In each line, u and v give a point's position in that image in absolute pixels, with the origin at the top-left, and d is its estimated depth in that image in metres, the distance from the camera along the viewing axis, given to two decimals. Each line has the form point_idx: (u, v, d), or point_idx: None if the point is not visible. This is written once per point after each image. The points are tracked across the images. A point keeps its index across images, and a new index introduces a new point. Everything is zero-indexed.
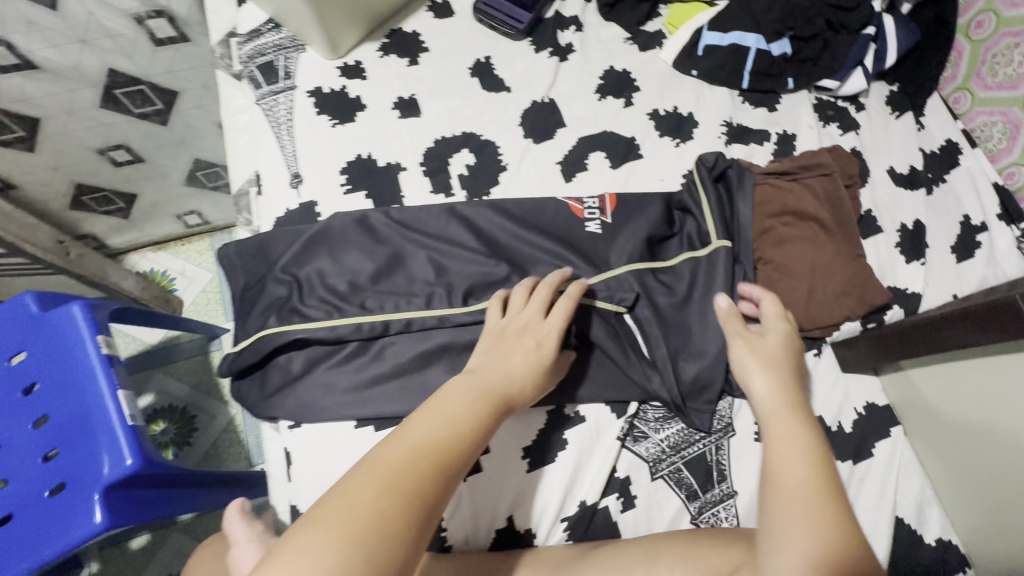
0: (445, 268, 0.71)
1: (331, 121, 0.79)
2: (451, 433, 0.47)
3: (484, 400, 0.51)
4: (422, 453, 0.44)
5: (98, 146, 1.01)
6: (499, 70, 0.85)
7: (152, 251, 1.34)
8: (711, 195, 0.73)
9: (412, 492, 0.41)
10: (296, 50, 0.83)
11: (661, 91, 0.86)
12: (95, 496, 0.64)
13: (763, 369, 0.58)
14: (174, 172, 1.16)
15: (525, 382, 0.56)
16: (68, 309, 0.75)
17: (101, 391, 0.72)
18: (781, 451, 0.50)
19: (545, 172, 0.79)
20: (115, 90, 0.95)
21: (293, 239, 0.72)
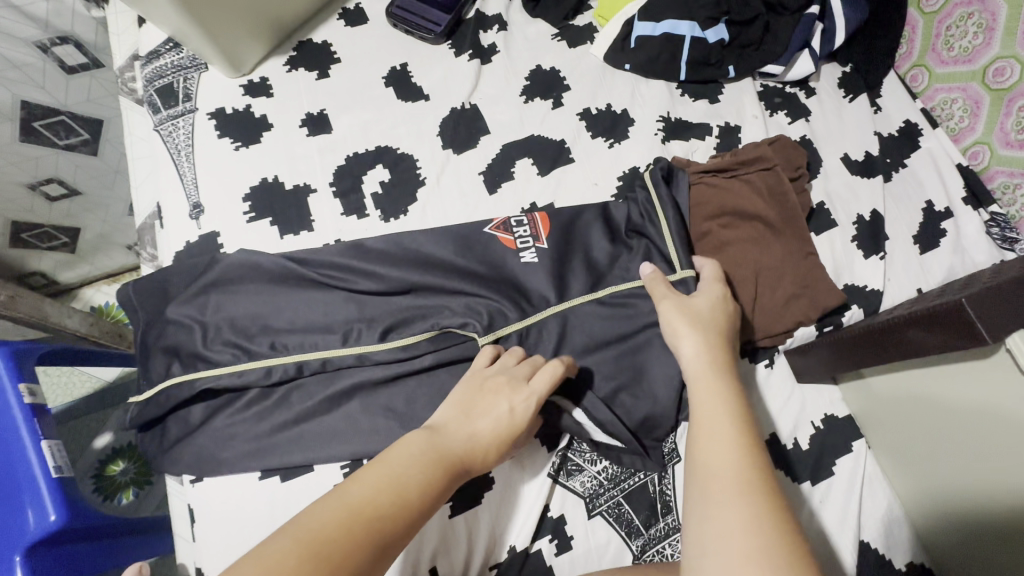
0: (353, 296, 0.65)
1: (233, 144, 0.73)
2: (397, 503, 0.41)
3: (440, 467, 0.45)
4: (356, 516, 0.39)
5: (28, 181, 0.94)
6: (417, 77, 0.79)
7: (107, 284, 1.26)
8: (672, 213, 0.66)
9: (339, 568, 0.36)
10: (196, 70, 0.77)
11: (593, 88, 0.80)
12: (16, 558, 0.63)
13: (692, 330, 0.53)
14: (114, 204, 1.11)
15: (488, 453, 0.50)
16: None
17: (23, 445, 0.70)
18: (704, 413, 0.47)
19: (467, 185, 0.74)
20: (33, 123, 0.88)
21: (192, 274, 0.66)
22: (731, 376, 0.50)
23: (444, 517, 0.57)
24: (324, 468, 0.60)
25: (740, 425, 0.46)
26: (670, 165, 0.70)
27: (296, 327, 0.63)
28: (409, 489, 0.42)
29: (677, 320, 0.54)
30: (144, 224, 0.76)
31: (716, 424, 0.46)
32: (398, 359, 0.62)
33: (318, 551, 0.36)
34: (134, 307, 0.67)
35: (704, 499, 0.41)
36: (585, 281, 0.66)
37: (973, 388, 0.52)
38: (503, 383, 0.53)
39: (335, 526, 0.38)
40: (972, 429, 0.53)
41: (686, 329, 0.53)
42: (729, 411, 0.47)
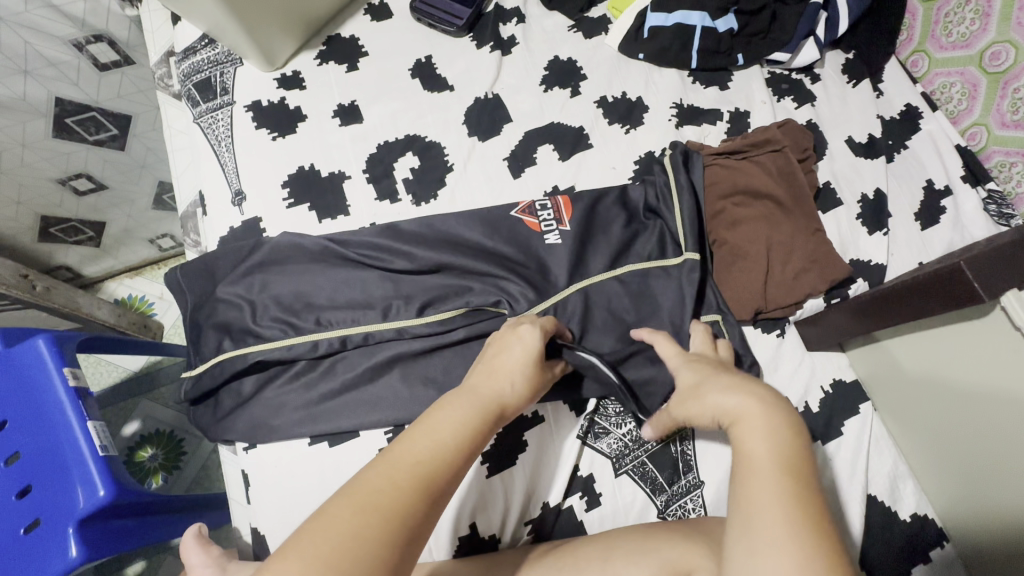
0: (392, 278, 0.69)
1: (271, 134, 0.77)
2: (437, 450, 0.45)
3: (473, 414, 0.48)
4: (400, 469, 0.42)
5: (58, 177, 0.98)
6: (441, 69, 0.83)
7: (129, 277, 1.33)
8: (687, 197, 0.70)
9: (385, 508, 0.40)
10: (232, 64, 0.81)
11: (609, 77, 0.84)
12: (70, 530, 0.68)
13: (718, 381, 0.52)
14: (141, 197, 1.15)
15: (514, 393, 0.53)
16: (34, 343, 0.79)
17: (71, 425, 0.75)
18: (744, 460, 0.44)
19: (492, 171, 0.78)
20: (66, 119, 0.91)
21: (237, 257, 0.70)
22: (780, 413, 0.47)
23: (482, 477, 0.62)
24: (368, 434, 0.65)
25: (785, 472, 0.43)
26: (686, 149, 0.75)
27: (338, 304, 0.67)
28: (446, 436, 0.46)
29: (699, 381, 0.54)
30: (185, 212, 0.80)
31: (757, 472, 0.43)
32: (435, 332, 0.66)
33: (369, 502, 0.40)
34: (182, 288, 0.71)
35: (747, 551, 0.40)
36: (607, 257, 0.70)
37: (992, 369, 0.54)
38: (508, 334, 0.57)
39: (384, 482, 0.41)
40: (992, 409, 0.56)
41: (711, 383, 0.52)
42: (773, 454, 0.44)
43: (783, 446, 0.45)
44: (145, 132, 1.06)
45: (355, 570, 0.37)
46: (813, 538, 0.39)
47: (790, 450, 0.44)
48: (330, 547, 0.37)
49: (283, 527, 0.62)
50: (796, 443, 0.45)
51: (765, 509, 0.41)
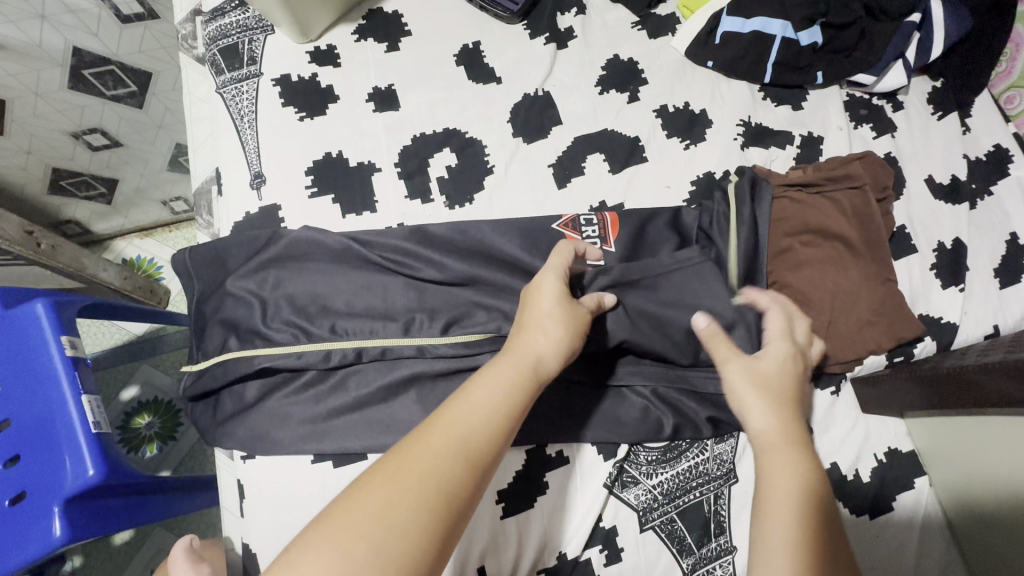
0: (416, 287, 0.63)
1: (298, 114, 0.71)
2: (473, 417, 0.41)
3: (511, 375, 0.45)
4: (443, 438, 0.40)
5: (72, 130, 0.93)
6: (489, 58, 0.75)
7: (138, 238, 1.28)
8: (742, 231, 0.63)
9: (424, 480, 0.38)
10: (262, 32, 0.75)
11: (671, 84, 0.77)
12: (55, 508, 0.64)
13: (760, 398, 0.48)
14: (156, 158, 1.09)
15: (550, 346, 0.48)
16: (31, 307, 0.74)
17: (64, 398, 0.71)
18: (772, 494, 0.44)
19: (535, 176, 0.70)
20: (83, 71, 0.85)
21: (249, 247, 0.65)
22: (813, 460, 0.46)
23: (496, 517, 0.57)
24: (376, 456, 0.59)
25: (809, 510, 0.43)
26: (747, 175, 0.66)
27: (355, 310, 0.62)
28: (480, 400, 0.42)
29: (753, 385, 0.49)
30: (200, 188, 0.75)
31: (780, 518, 0.42)
32: (460, 354, 0.60)
33: (402, 469, 0.38)
34: (190, 274, 0.66)
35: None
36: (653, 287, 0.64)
37: None
38: (527, 286, 0.53)
39: (422, 451, 0.39)
40: None
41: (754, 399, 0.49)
42: (800, 493, 0.44)
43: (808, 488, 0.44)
44: (164, 91, 0.99)
45: (390, 535, 0.35)
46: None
47: (815, 503, 0.43)
48: (366, 513, 0.36)
49: (275, 547, 0.57)
50: (822, 494, 0.44)
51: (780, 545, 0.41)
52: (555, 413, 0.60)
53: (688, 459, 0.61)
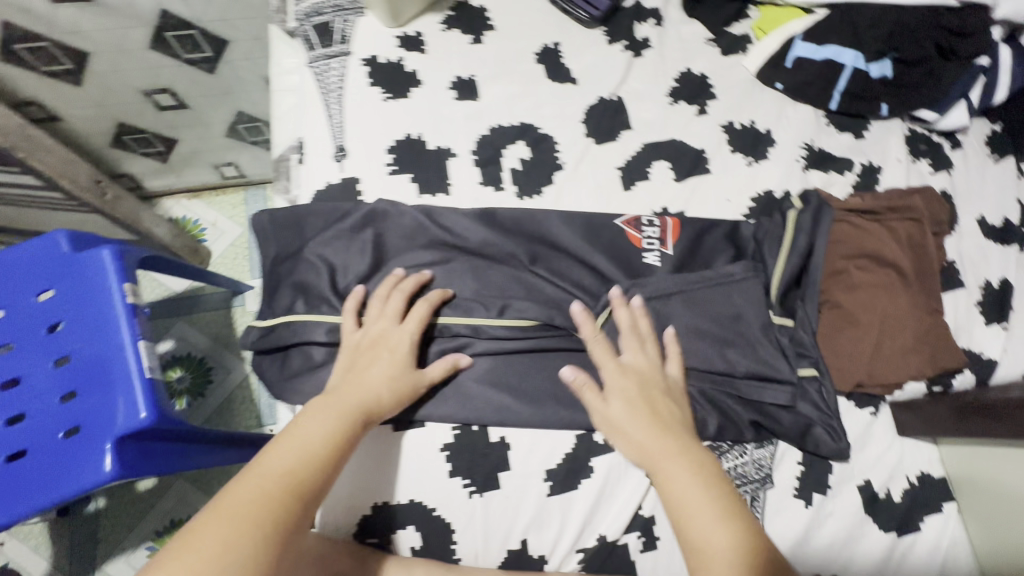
0: (482, 270, 0.67)
1: (384, 94, 0.74)
2: (301, 452, 0.48)
3: (333, 416, 0.51)
4: (271, 480, 0.44)
5: (143, 87, 0.99)
6: (567, 59, 0.78)
7: (187, 198, 1.34)
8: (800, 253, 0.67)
9: (262, 516, 0.42)
10: (354, 13, 0.78)
11: (739, 101, 0.79)
12: (107, 446, 0.68)
13: (632, 420, 0.55)
14: (216, 123, 1.14)
15: (386, 400, 0.56)
16: (99, 253, 0.78)
17: (123, 341, 0.75)
18: (675, 496, 0.50)
19: (603, 177, 0.73)
20: (165, 33, 0.91)
21: (328, 217, 0.68)
22: (688, 455, 0.53)
23: (542, 494, 0.61)
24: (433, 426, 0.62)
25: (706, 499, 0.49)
26: (819, 202, 0.69)
27: (425, 285, 0.66)
28: (306, 440, 0.49)
29: (618, 416, 0.56)
30: (281, 157, 0.78)
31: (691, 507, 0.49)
32: (514, 337, 0.63)
33: (235, 508, 0.41)
34: (269, 236, 0.69)
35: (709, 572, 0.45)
36: (712, 295, 0.66)
37: None
38: (360, 337, 0.60)
39: (252, 491, 0.43)
40: None
41: (626, 426, 0.55)
42: (698, 485, 0.50)
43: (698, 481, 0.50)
44: (237, 60, 1.03)
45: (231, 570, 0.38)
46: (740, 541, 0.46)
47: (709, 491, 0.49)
48: (205, 552, 0.38)
49: (333, 502, 0.61)
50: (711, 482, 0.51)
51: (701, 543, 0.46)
52: None
53: (729, 459, 0.63)
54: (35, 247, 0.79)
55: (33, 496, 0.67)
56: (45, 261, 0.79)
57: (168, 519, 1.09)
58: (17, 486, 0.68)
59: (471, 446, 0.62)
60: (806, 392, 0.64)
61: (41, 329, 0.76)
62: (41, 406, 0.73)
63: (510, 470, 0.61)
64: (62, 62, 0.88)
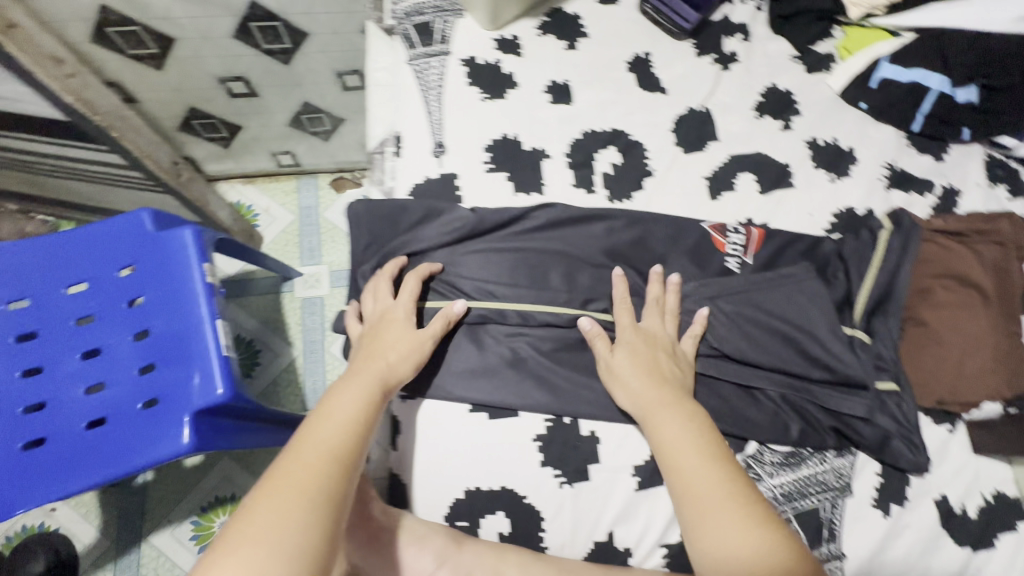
0: (574, 269, 0.70)
1: (482, 94, 0.77)
2: (333, 428, 0.51)
3: (359, 391, 0.56)
4: (314, 454, 0.48)
5: (219, 75, 1.02)
6: (657, 69, 0.81)
7: (242, 183, 1.40)
8: (885, 271, 0.69)
9: (312, 486, 0.45)
10: (454, 14, 0.81)
11: (823, 119, 0.81)
12: (186, 418, 0.71)
13: (636, 376, 0.60)
14: (281, 112, 1.17)
15: (393, 358, 0.60)
16: (181, 232, 0.81)
17: (202, 319, 0.78)
18: (674, 454, 0.54)
19: (690, 186, 0.75)
20: (250, 23, 0.92)
21: (425, 212, 0.71)
22: (687, 416, 0.57)
23: (631, 489, 0.63)
24: (527, 416, 0.65)
25: (707, 459, 0.53)
26: (909, 222, 0.70)
27: (516, 282, 0.69)
28: (337, 414, 0.53)
29: (623, 368, 0.61)
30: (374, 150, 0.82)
31: (691, 469, 0.53)
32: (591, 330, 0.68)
33: (288, 482, 0.45)
34: (361, 226, 0.72)
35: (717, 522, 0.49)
36: (793, 303, 0.69)
37: None
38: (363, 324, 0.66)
39: (297, 466, 0.47)
40: None
41: (630, 378, 0.60)
42: (694, 444, 0.54)
43: (700, 454, 0.53)
44: (313, 53, 1.03)
45: (300, 530, 0.42)
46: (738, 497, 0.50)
47: (707, 450, 0.54)
48: (271, 520, 0.42)
49: (428, 484, 0.64)
50: (711, 443, 0.55)
51: (703, 517, 0.50)
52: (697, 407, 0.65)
53: (809, 466, 0.65)
54: (120, 225, 0.82)
55: (115, 462, 0.70)
56: (129, 238, 0.82)
57: (212, 495, 1.12)
58: (101, 451, 0.71)
59: (564, 438, 0.65)
60: (886, 405, 0.66)
61: (123, 303, 0.79)
62: (119, 377, 0.76)
63: (599, 463, 0.64)
64: (148, 46, 0.92)
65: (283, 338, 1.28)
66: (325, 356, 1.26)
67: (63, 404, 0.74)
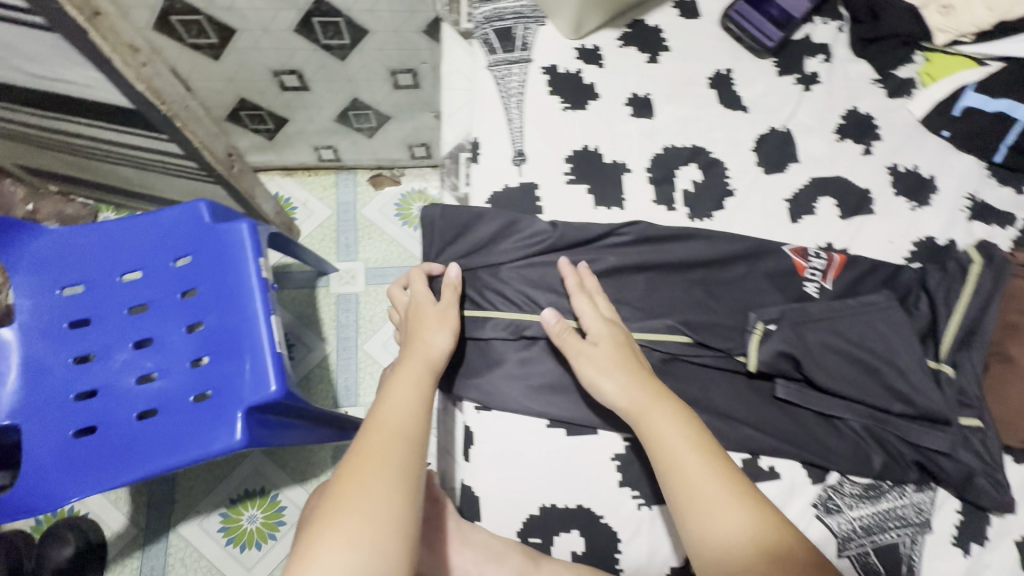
0: (654, 288, 0.70)
1: (563, 104, 0.76)
2: (396, 413, 0.55)
3: (413, 376, 0.59)
4: (386, 438, 0.52)
5: (274, 67, 1.01)
6: (739, 87, 0.80)
7: (280, 175, 1.38)
8: (974, 303, 0.67)
9: (390, 465, 0.50)
10: (535, 21, 0.80)
11: (903, 145, 0.80)
12: (238, 414, 0.69)
13: (620, 371, 0.59)
14: (328, 106, 1.14)
15: (424, 339, 0.63)
16: (238, 225, 0.80)
17: (256, 314, 0.76)
18: (667, 448, 0.53)
19: (771, 208, 0.74)
20: (313, 18, 0.89)
21: (502, 222, 0.70)
22: (677, 409, 0.56)
23: None
24: (605, 434, 0.65)
25: (704, 450, 0.53)
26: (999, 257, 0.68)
27: None
28: (397, 400, 0.56)
29: (605, 364, 0.59)
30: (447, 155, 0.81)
31: (687, 462, 0.52)
32: (676, 352, 0.67)
33: (369, 465, 0.49)
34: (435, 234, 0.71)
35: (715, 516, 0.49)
36: (874, 331, 0.67)
37: None
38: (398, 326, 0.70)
39: (375, 450, 0.51)
40: None
41: (614, 375, 0.59)
42: (687, 436, 0.54)
43: (697, 451, 0.53)
44: (371, 49, 0.98)
45: (389, 504, 0.47)
46: (736, 489, 0.51)
47: (704, 441, 0.54)
48: (361, 500, 0.47)
49: (503, 500, 0.63)
50: (703, 433, 0.55)
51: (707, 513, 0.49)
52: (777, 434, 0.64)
53: (888, 500, 0.64)
54: (177, 214, 0.80)
55: (165, 455, 0.68)
56: (185, 228, 0.80)
57: (241, 486, 1.08)
58: (151, 443, 0.69)
59: (642, 460, 0.64)
60: (969, 441, 0.65)
61: (176, 293, 0.78)
62: (172, 367, 0.74)
63: None
64: (208, 35, 0.90)
65: (317, 333, 1.27)
66: (358, 353, 1.25)
67: (114, 392, 0.73)
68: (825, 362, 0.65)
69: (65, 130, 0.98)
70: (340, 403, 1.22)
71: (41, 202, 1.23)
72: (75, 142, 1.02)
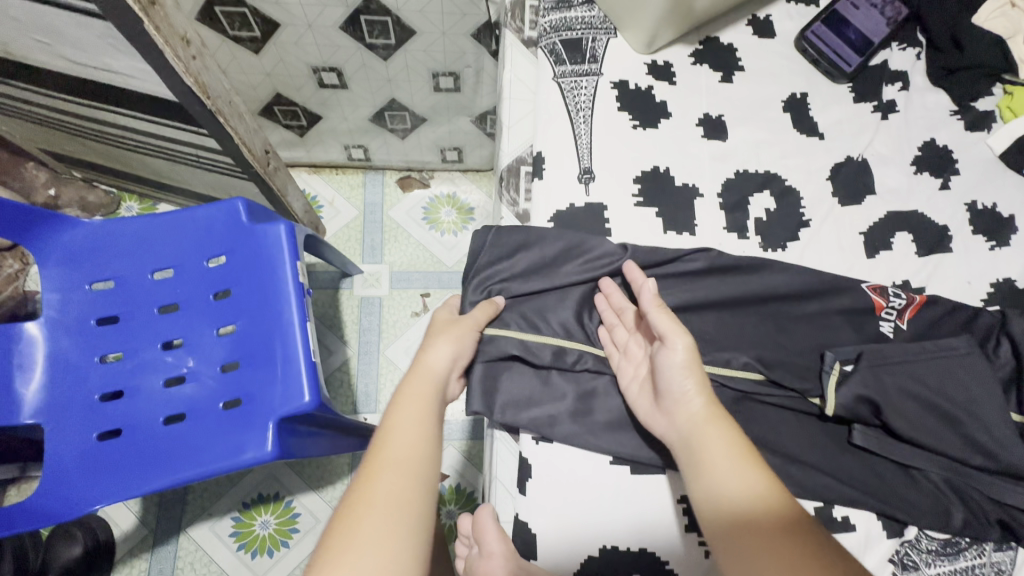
0: (725, 319, 0.66)
1: (632, 122, 0.73)
2: (404, 440, 0.50)
3: (420, 397, 0.54)
4: (390, 471, 0.48)
5: (314, 64, 0.96)
6: (814, 111, 0.76)
7: (308, 172, 1.34)
8: None
9: (393, 503, 0.45)
10: (605, 33, 0.77)
11: (981, 181, 0.77)
12: (270, 424, 0.63)
13: (696, 369, 0.55)
14: (366, 105, 1.09)
15: (433, 352, 0.58)
16: (276, 226, 0.73)
17: (292, 322, 0.69)
18: (724, 453, 0.49)
19: (846, 241, 0.71)
20: (361, 15, 0.84)
21: (567, 244, 0.67)
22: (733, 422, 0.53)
23: None
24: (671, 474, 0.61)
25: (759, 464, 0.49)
26: None
27: None
28: (404, 425, 0.51)
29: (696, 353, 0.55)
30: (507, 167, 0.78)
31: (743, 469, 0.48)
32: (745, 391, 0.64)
33: (370, 503, 0.45)
34: (492, 251, 0.68)
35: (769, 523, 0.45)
36: (953, 380, 0.63)
37: None
38: None
39: (379, 485, 0.46)
40: None
41: (697, 368, 0.54)
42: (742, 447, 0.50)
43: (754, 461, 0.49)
44: (416, 50, 0.93)
45: (391, 547, 0.43)
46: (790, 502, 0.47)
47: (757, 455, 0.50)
48: (361, 543, 0.43)
49: (562, 539, 0.59)
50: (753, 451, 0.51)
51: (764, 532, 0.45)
52: (852, 483, 0.61)
53: (967, 558, 0.61)
54: (213, 211, 0.74)
55: (187, 466, 0.62)
56: (221, 226, 0.74)
57: (256, 490, 1.04)
58: (174, 451, 0.64)
59: None
60: None
61: (208, 294, 0.72)
62: (202, 371, 0.70)
63: None
64: (251, 28, 0.86)
65: (338, 336, 1.23)
66: (380, 359, 1.22)
67: (140, 393, 0.69)
68: (903, 410, 0.62)
69: (97, 118, 0.94)
70: (359, 409, 1.19)
71: (64, 187, 1.20)
72: (105, 129, 0.98)
